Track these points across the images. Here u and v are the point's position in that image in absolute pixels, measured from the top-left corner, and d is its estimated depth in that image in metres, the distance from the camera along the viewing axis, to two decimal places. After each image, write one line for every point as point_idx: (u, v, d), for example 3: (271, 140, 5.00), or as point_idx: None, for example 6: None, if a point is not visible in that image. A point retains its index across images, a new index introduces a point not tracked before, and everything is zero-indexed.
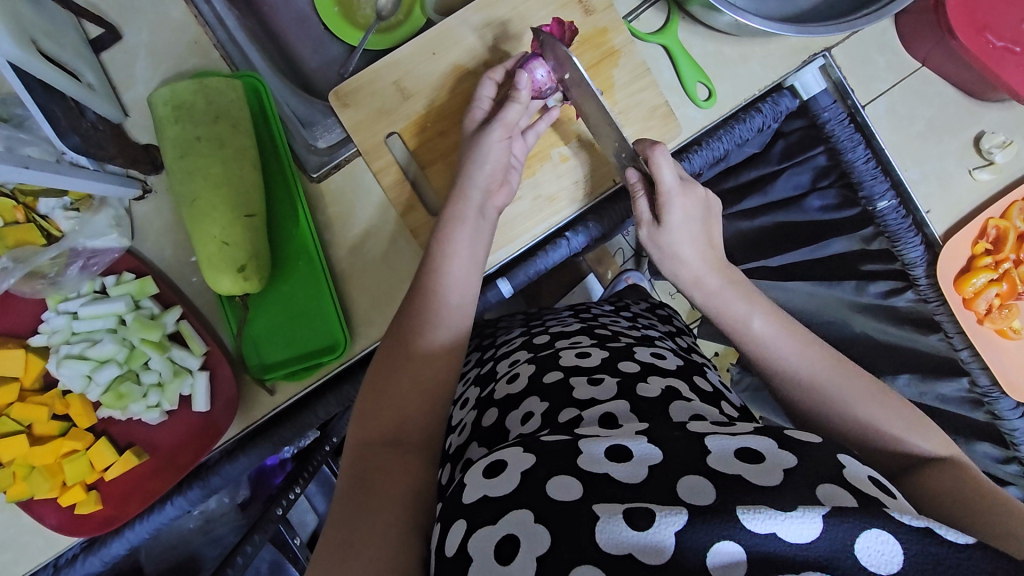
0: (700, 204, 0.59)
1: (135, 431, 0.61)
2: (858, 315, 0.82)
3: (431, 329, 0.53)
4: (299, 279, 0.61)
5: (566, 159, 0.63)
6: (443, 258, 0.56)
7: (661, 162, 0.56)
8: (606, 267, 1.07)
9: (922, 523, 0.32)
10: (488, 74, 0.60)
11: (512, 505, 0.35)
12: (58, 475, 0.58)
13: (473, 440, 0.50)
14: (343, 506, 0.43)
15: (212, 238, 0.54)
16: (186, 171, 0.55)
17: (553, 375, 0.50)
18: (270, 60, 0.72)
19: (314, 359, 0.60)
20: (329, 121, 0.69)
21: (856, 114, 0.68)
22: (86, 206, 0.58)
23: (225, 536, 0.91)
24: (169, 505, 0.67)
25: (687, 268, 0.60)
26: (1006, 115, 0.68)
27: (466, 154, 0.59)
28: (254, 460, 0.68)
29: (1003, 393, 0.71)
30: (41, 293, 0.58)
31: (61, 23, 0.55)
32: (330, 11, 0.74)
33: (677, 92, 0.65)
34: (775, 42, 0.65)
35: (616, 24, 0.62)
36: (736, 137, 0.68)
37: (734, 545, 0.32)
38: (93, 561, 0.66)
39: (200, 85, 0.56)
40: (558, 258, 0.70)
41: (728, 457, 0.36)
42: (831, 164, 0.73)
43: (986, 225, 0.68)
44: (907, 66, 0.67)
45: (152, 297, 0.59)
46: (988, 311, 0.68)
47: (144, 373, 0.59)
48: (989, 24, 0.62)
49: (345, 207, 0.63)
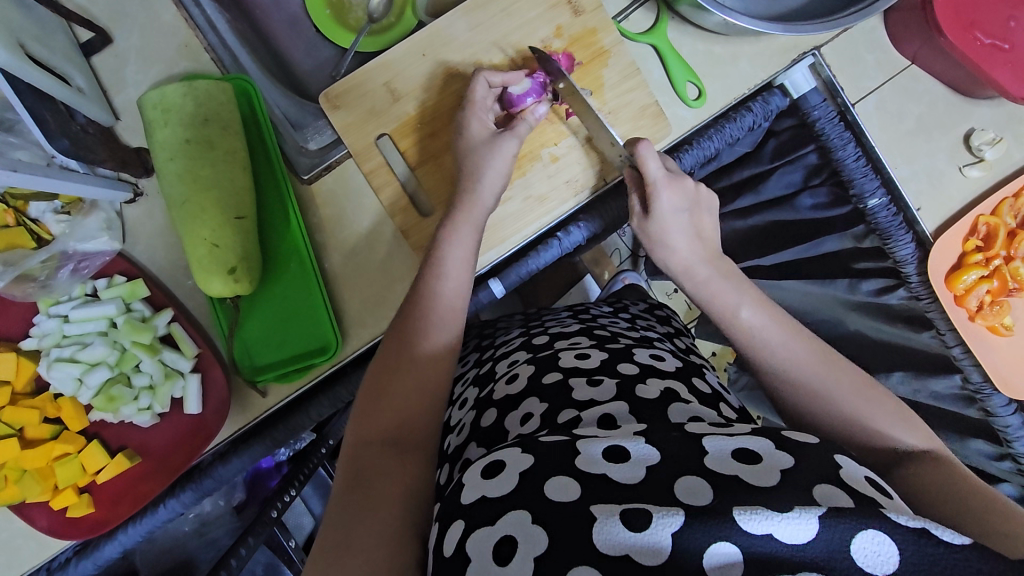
0: (688, 196, 0.60)
1: (128, 434, 0.61)
2: (853, 313, 0.82)
3: (432, 330, 0.53)
4: (293, 281, 0.61)
5: (557, 158, 0.63)
6: (439, 261, 0.56)
7: (646, 156, 0.57)
8: (604, 268, 1.06)
9: (919, 524, 0.32)
10: (486, 73, 0.60)
11: (510, 507, 0.35)
12: (50, 478, 0.58)
13: (471, 440, 0.50)
14: (341, 506, 0.43)
15: (203, 239, 0.54)
16: (178, 173, 0.55)
17: (553, 376, 0.50)
18: (262, 62, 0.72)
19: (307, 360, 0.60)
20: (320, 123, 0.70)
21: (846, 112, 0.68)
22: (77, 209, 0.58)
23: (221, 539, 0.91)
24: (163, 507, 0.68)
25: (676, 257, 0.60)
26: (996, 112, 0.68)
27: (472, 159, 0.59)
28: (248, 461, 0.68)
29: (997, 390, 0.71)
30: (32, 296, 0.58)
31: (50, 26, 0.55)
32: (323, 13, 0.75)
33: (667, 91, 0.65)
34: (764, 42, 0.65)
35: (605, 24, 0.62)
36: (726, 136, 0.68)
37: (732, 545, 0.32)
38: (86, 564, 0.66)
39: (189, 88, 0.56)
40: (550, 257, 0.70)
41: (725, 457, 0.36)
42: (822, 163, 0.73)
43: (977, 222, 0.67)
44: (897, 64, 0.67)
45: (144, 299, 0.59)
46: (979, 308, 0.68)
47: (136, 375, 0.59)
48: (977, 22, 0.63)
49: (337, 209, 0.63)
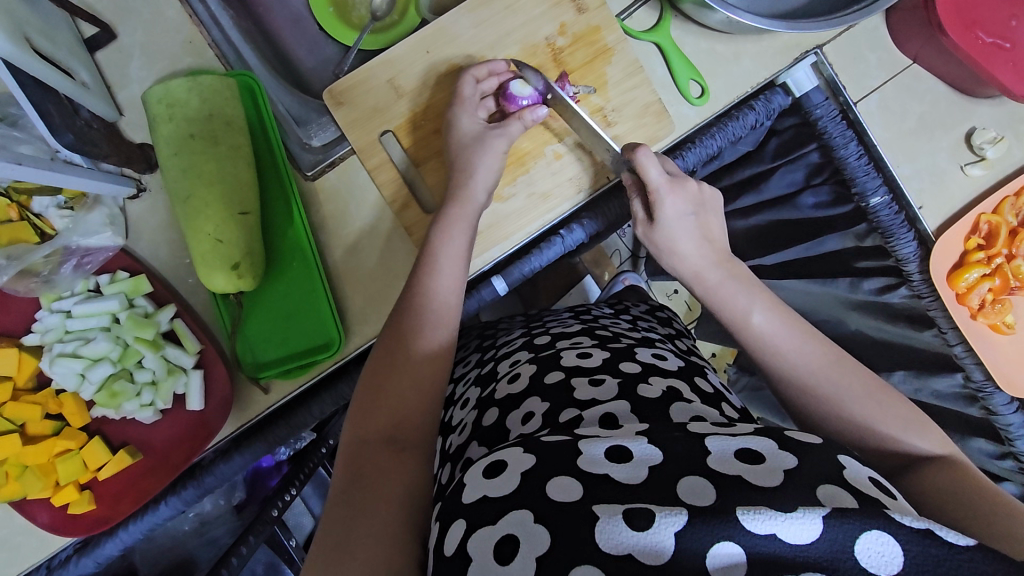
0: (692, 200, 0.60)
1: (130, 430, 0.60)
2: (854, 313, 0.83)
3: (430, 329, 0.53)
4: (294, 278, 0.61)
5: (560, 155, 0.63)
6: (437, 259, 0.56)
7: (646, 162, 0.58)
8: (604, 268, 1.07)
9: (923, 525, 0.32)
10: (471, 71, 0.60)
11: (513, 505, 0.34)
12: (51, 474, 0.58)
13: (472, 439, 0.49)
14: (341, 505, 0.43)
15: (206, 235, 0.54)
16: (181, 168, 0.55)
17: (554, 376, 0.50)
18: (265, 59, 0.73)
19: (308, 357, 0.60)
20: (324, 120, 0.70)
21: (847, 111, 0.69)
22: (80, 204, 0.58)
23: (221, 537, 0.91)
24: (163, 505, 0.68)
25: (685, 262, 0.60)
26: (997, 111, 0.69)
27: (464, 155, 0.59)
28: (249, 459, 0.68)
29: (998, 389, 0.72)
30: (35, 292, 0.57)
31: (55, 21, 0.55)
32: (326, 11, 0.75)
33: (670, 89, 0.65)
34: (767, 40, 0.65)
35: (610, 22, 0.62)
36: (729, 134, 0.68)
37: (734, 546, 0.32)
38: (86, 562, 0.66)
39: (194, 83, 0.56)
40: (553, 255, 0.69)
41: (728, 457, 0.36)
42: (824, 161, 0.73)
43: (979, 221, 0.68)
44: (898, 63, 0.68)
45: (146, 295, 0.59)
46: (981, 306, 0.68)
47: (137, 371, 0.59)
48: (979, 22, 0.63)
49: (339, 206, 0.63)
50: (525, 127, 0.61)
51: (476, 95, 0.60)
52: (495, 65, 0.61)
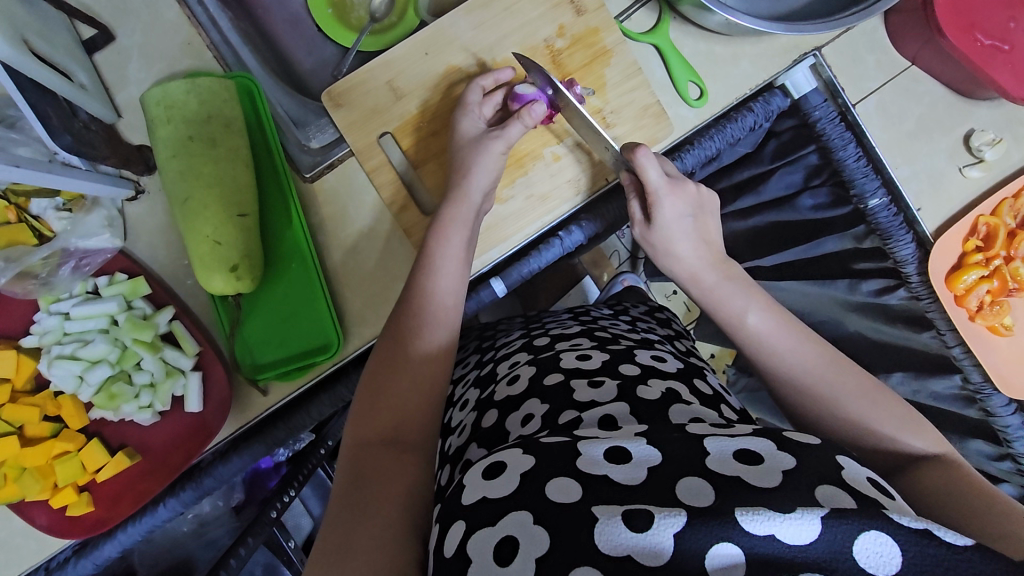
0: (691, 201, 0.60)
1: (129, 432, 0.61)
2: (853, 315, 0.83)
3: (429, 330, 0.53)
4: (293, 279, 0.61)
5: (559, 157, 0.63)
6: (437, 261, 0.56)
7: (645, 164, 0.56)
8: (603, 269, 1.07)
9: (921, 525, 0.32)
10: (477, 80, 0.61)
11: (512, 507, 0.34)
12: (49, 476, 0.58)
13: (472, 441, 0.49)
14: (341, 507, 0.43)
15: (205, 237, 0.54)
16: (180, 170, 0.55)
17: (554, 377, 0.50)
18: (264, 60, 0.73)
19: (307, 359, 0.60)
20: (322, 122, 0.70)
21: (846, 113, 0.69)
22: (79, 206, 0.58)
23: (220, 538, 0.91)
24: (163, 506, 0.68)
25: (681, 263, 0.60)
26: (995, 113, 0.69)
27: (461, 156, 0.60)
28: (248, 460, 0.68)
29: (996, 389, 0.71)
30: (33, 294, 0.57)
31: (54, 23, 0.55)
32: (325, 13, 0.75)
33: (668, 91, 0.65)
34: (766, 42, 0.65)
35: (608, 24, 0.62)
36: (727, 136, 0.68)
37: (734, 546, 0.32)
38: (85, 563, 0.66)
39: (192, 85, 0.56)
40: (552, 257, 0.69)
41: (727, 458, 0.36)
42: (822, 163, 0.73)
43: (977, 222, 0.68)
44: (896, 65, 0.68)
45: (145, 298, 0.59)
46: (979, 308, 0.68)
47: (136, 373, 0.59)
48: (978, 23, 0.63)
49: (338, 208, 0.63)
50: (525, 127, 0.60)
51: (480, 102, 0.61)
52: (502, 74, 0.61)
